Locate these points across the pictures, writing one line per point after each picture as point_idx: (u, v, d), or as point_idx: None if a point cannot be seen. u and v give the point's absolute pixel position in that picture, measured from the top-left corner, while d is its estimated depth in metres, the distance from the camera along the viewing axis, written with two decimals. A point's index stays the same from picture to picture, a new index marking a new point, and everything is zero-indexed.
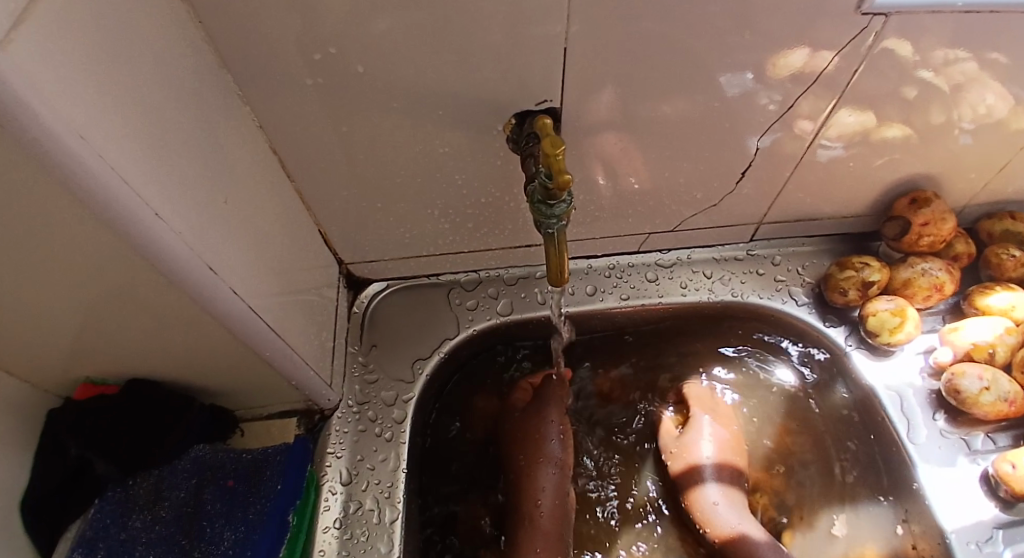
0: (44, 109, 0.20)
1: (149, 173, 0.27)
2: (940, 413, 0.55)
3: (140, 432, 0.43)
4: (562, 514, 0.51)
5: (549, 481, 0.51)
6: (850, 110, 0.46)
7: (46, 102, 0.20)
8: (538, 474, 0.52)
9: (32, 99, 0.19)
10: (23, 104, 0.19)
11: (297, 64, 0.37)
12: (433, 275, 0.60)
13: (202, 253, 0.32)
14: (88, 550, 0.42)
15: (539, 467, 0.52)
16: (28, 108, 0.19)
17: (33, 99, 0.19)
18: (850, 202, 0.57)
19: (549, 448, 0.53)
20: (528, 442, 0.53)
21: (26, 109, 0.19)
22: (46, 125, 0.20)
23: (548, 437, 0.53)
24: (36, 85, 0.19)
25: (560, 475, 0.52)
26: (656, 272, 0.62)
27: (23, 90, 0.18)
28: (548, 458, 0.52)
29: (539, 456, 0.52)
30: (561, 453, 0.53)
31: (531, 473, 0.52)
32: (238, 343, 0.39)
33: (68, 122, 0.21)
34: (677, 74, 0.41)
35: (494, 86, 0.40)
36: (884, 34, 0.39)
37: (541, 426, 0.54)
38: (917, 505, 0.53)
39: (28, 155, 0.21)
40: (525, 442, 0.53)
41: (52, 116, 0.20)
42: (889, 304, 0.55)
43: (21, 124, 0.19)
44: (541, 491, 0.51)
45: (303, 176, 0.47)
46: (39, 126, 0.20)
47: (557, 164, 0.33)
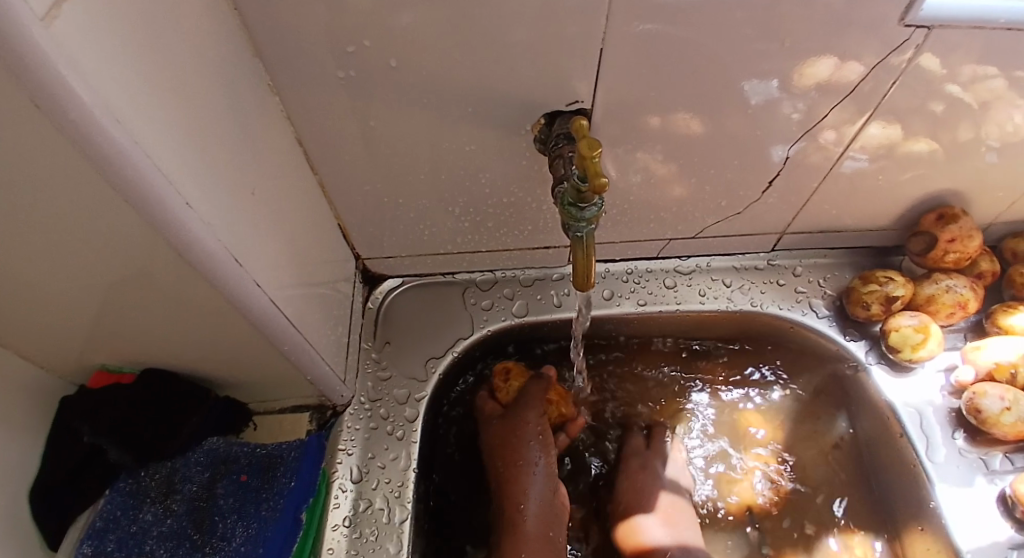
0: (84, 90, 0.19)
1: (182, 160, 0.27)
2: (959, 432, 0.54)
3: (154, 422, 0.43)
4: (550, 518, 0.51)
5: (534, 487, 0.52)
6: (881, 123, 0.45)
7: (86, 83, 0.19)
8: (524, 479, 0.52)
9: (74, 80, 0.18)
10: (66, 88, 0.18)
11: (326, 56, 0.36)
12: (449, 273, 0.60)
13: (228, 243, 0.32)
14: (98, 541, 0.42)
15: (523, 472, 0.52)
16: (73, 93, 0.19)
17: (76, 82, 0.19)
18: (875, 215, 0.56)
19: (529, 453, 0.53)
20: (507, 446, 0.53)
21: (70, 92, 0.19)
22: (86, 110, 0.20)
23: (527, 440, 0.53)
24: (78, 68, 0.19)
25: (547, 480, 0.53)
26: (674, 278, 0.61)
27: (66, 69, 0.18)
28: (529, 463, 0.53)
29: (521, 461, 0.53)
30: (546, 458, 0.53)
31: (516, 477, 0.52)
32: (257, 336, 0.38)
33: (104, 104, 0.21)
34: (709, 80, 0.40)
35: (525, 84, 0.39)
36: (922, 47, 0.38)
37: (518, 429, 0.54)
38: (934, 524, 0.52)
39: (66, 141, 0.21)
40: (506, 445, 0.53)
41: (91, 97, 0.20)
42: (911, 320, 0.54)
43: (63, 108, 0.19)
44: (528, 494, 0.52)
45: (325, 169, 0.47)
46: (79, 112, 0.20)
47: (592, 167, 0.32)
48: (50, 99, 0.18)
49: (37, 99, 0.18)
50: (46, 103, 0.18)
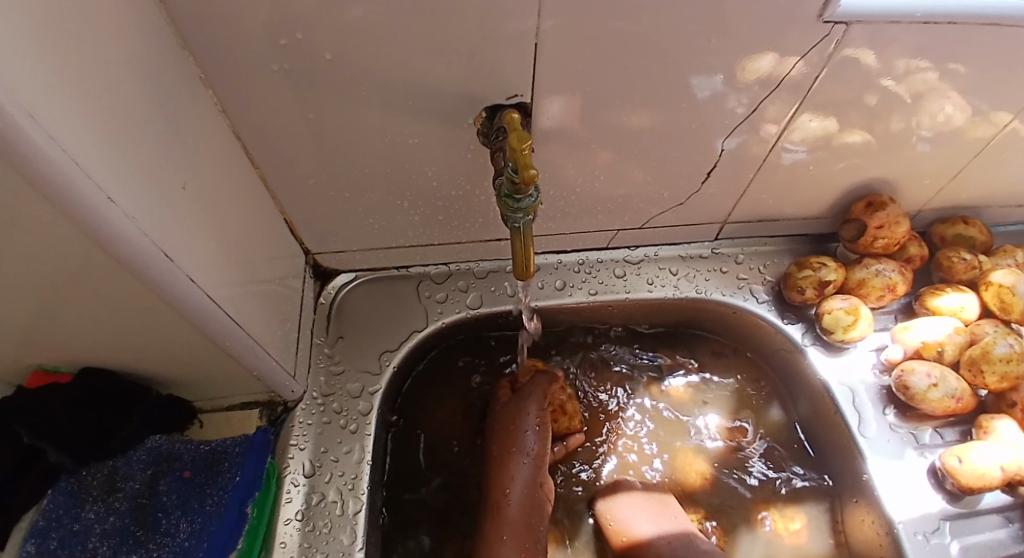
0: None
1: (103, 156, 0.27)
2: (890, 408, 0.57)
3: (96, 420, 0.42)
4: (532, 505, 0.51)
5: (521, 474, 0.52)
6: (811, 115, 0.47)
7: None
8: (514, 466, 0.52)
9: None
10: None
11: (265, 49, 0.36)
12: (402, 267, 0.60)
13: (157, 239, 0.32)
14: (40, 540, 0.42)
15: (513, 459, 0.52)
16: None
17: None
18: (811, 204, 0.59)
19: (524, 440, 0.53)
20: (504, 433, 0.53)
21: None
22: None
23: (524, 428, 0.53)
24: None
25: (535, 469, 0.52)
26: (624, 268, 0.63)
27: None
28: (524, 452, 0.53)
29: (514, 448, 0.52)
30: (537, 447, 0.53)
31: (507, 464, 0.52)
32: (196, 332, 0.38)
33: (18, 102, 0.20)
34: (646, 75, 0.41)
35: (464, 77, 0.40)
36: (844, 43, 0.40)
37: (518, 417, 0.54)
38: (868, 496, 0.55)
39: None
40: (503, 433, 0.54)
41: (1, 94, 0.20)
42: (844, 303, 0.57)
43: None
44: (517, 481, 0.51)
45: (268, 163, 0.46)
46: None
47: (523, 159, 0.33)
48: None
49: None
50: None
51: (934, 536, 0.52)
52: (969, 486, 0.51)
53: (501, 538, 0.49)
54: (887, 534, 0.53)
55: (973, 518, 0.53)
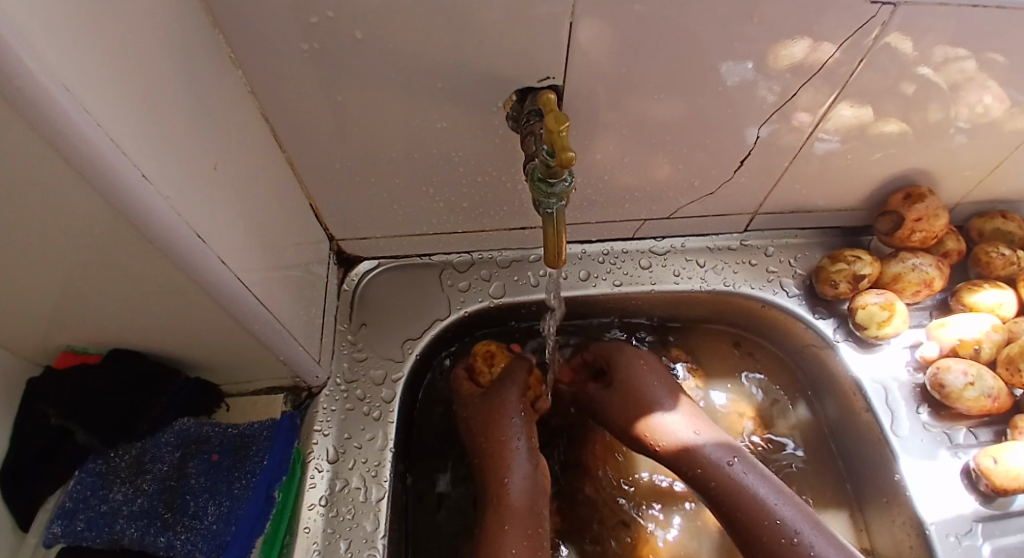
0: (28, 57, 0.19)
1: (137, 134, 0.27)
2: (923, 406, 0.56)
3: (122, 403, 0.42)
4: (533, 492, 0.50)
5: (514, 463, 0.51)
6: (849, 104, 0.45)
7: (29, 49, 0.19)
8: (508, 453, 0.51)
9: (16, 46, 0.18)
10: (10, 53, 0.18)
11: (293, 29, 0.36)
12: (425, 255, 0.60)
13: (190, 220, 0.31)
14: (68, 521, 0.42)
15: (507, 448, 0.51)
16: (17, 60, 0.18)
17: (22, 48, 0.18)
18: (845, 195, 0.57)
19: (511, 429, 0.52)
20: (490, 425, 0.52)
21: (14, 59, 0.18)
22: (33, 77, 0.19)
23: (508, 417, 0.53)
24: (22, 33, 0.18)
25: (529, 456, 0.52)
26: (650, 259, 0.62)
27: (9, 36, 0.18)
28: (516, 441, 0.52)
29: (502, 438, 0.52)
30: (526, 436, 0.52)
31: (501, 452, 0.51)
32: (224, 316, 0.38)
33: (52, 74, 0.20)
34: (678, 60, 0.40)
35: (495, 59, 0.39)
36: (890, 27, 0.38)
37: (501, 407, 0.53)
38: (898, 496, 0.54)
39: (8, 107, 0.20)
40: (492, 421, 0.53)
41: (35, 65, 0.19)
42: (878, 298, 0.55)
43: (5, 75, 0.19)
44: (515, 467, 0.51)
45: (295, 147, 0.46)
46: (24, 80, 0.19)
47: (560, 141, 0.32)
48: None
49: None
50: None
51: (965, 538, 0.51)
52: (1003, 487, 0.50)
53: (508, 522, 0.48)
54: (918, 534, 0.52)
55: (1007, 519, 0.51)
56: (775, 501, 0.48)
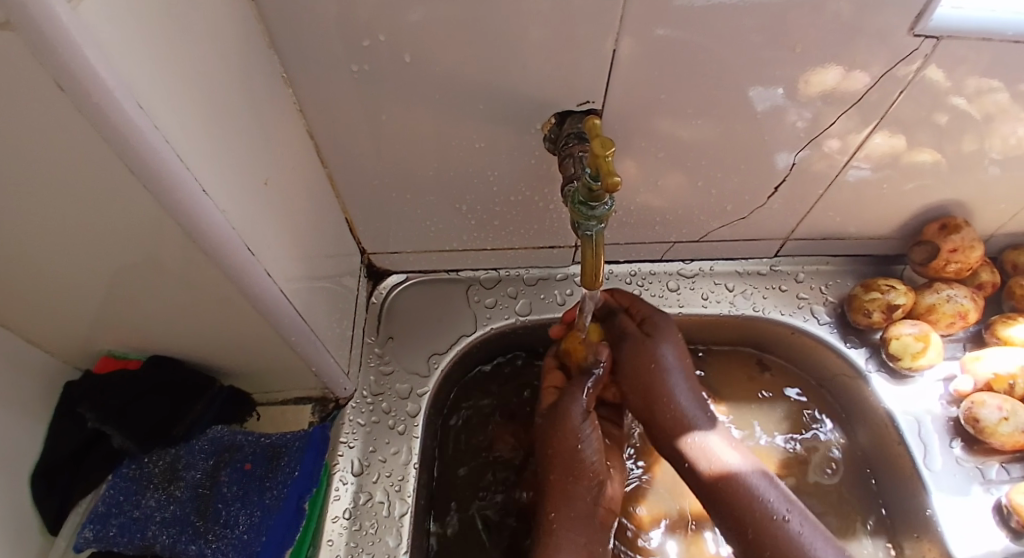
0: (109, 75, 0.20)
1: (201, 149, 0.27)
2: (957, 440, 0.54)
3: (158, 408, 0.43)
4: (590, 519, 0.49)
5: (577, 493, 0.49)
6: (883, 133, 0.45)
7: (110, 67, 0.20)
8: (576, 488, 0.49)
9: (99, 63, 0.19)
10: (91, 72, 0.19)
11: (343, 49, 0.36)
12: (453, 271, 0.60)
13: (242, 233, 0.32)
14: (100, 526, 0.42)
15: (571, 475, 0.49)
16: (97, 77, 0.19)
17: (102, 66, 0.19)
18: (878, 224, 0.57)
19: (581, 458, 0.49)
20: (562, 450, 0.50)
21: (95, 75, 0.19)
22: (111, 94, 0.20)
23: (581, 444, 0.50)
24: (104, 52, 0.19)
25: (597, 488, 0.49)
26: (678, 281, 0.62)
27: (92, 54, 0.18)
28: (585, 474, 0.49)
29: (570, 465, 0.49)
30: (596, 466, 0.50)
31: (571, 487, 0.49)
32: (263, 324, 0.39)
33: (130, 91, 0.21)
34: (714, 86, 0.41)
35: (538, 82, 0.39)
36: (930, 58, 0.38)
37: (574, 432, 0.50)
38: (928, 530, 0.52)
39: (84, 121, 0.21)
40: (560, 451, 0.50)
41: (114, 82, 0.20)
42: (912, 328, 0.55)
43: (85, 90, 0.19)
44: (575, 502, 0.49)
45: (336, 162, 0.47)
46: (103, 96, 0.20)
47: (605, 166, 0.32)
48: (72, 82, 0.19)
49: (59, 79, 0.19)
50: (68, 85, 0.19)
51: None
52: None
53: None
54: None
55: None
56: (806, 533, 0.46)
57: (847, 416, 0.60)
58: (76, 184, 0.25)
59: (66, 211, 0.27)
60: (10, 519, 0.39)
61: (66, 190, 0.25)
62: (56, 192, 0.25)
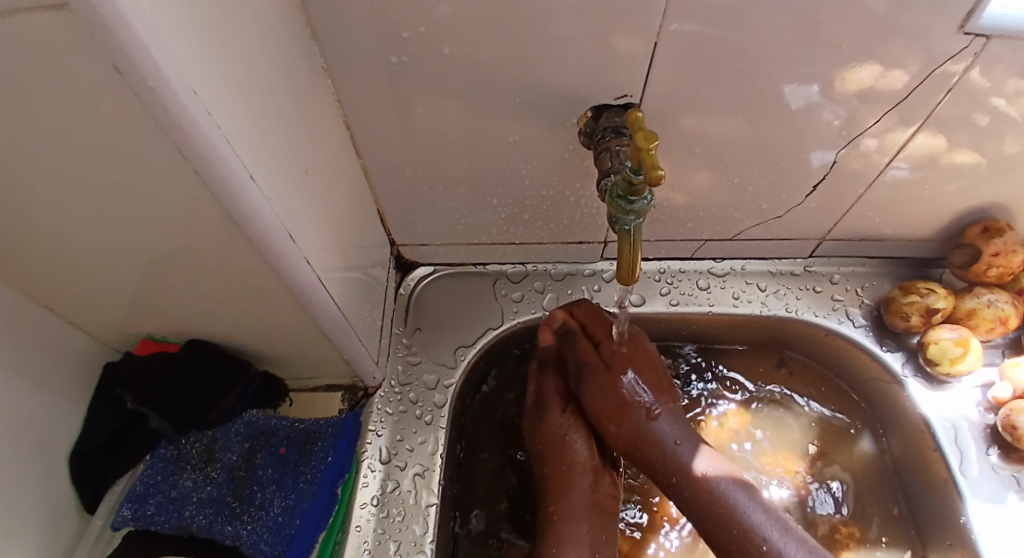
0: (162, 59, 0.20)
1: (247, 135, 0.28)
2: (993, 448, 0.53)
3: (193, 391, 0.44)
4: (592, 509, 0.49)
5: (575, 484, 0.49)
6: (924, 134, 0.44)
7: (164, 51, 0.20)
8: (573, 479, 0.50)
9: (154, 47, 0.19)
10: (147, 57, 0.19)
11: (381, 40, 0.36)
12: (481, 264, 0.60)
13: (285, 220, 0.33)
14: (139, 505, 0.43)
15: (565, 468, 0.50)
16: (153, 62, 0.19)
17: (157, 50, 0.19)
18: (916, 227, 0.55)
19: (573, 451, 0.50)
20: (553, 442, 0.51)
21: (151, 60, 0.19)
22: (166, 79, 0.20)
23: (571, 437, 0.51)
24: (158, 36, 0.19)
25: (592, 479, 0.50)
26: (708, 280, 0.61)
27: (147, 37, 0.19)
28: (580, 465, 0.50)
29: (566, 461, 0.50)
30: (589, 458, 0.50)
31: (568, 480, 0.50)
32: (300, 312, 0.39)
33: (182, 76, 0.21)
34: (752, 82, 0.40)
35: (577, 75, 0.39)
36: (978, 56, 0.37)
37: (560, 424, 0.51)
38: (960, 538, 0.51)
39: (137, 104, 0.21)
40: (551, 445, 0.51)
41: (168, 67, 0.20)
42: (951, 333, 0.53)
43: (142, 75, 0.20)
44: (574, 492, 0.49)
45: (369, 154, 0.47)
46: (156, 79, 0.20)
47: (648, 159, 0.31)
48: (128, 65, 0.19)
49: (118, 65, 0.19)
50: (124, 68, 0.19)
51: None
52: None
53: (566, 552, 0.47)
54: None
55: None
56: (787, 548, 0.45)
57: (881, 422, 0.59)
58: (127, 169, 0.25)
59: (115, 194, 0.27)
60: (49, 496, 0.40)
61: (113, 172, 0.26)
62: (109, 177, 0.26)
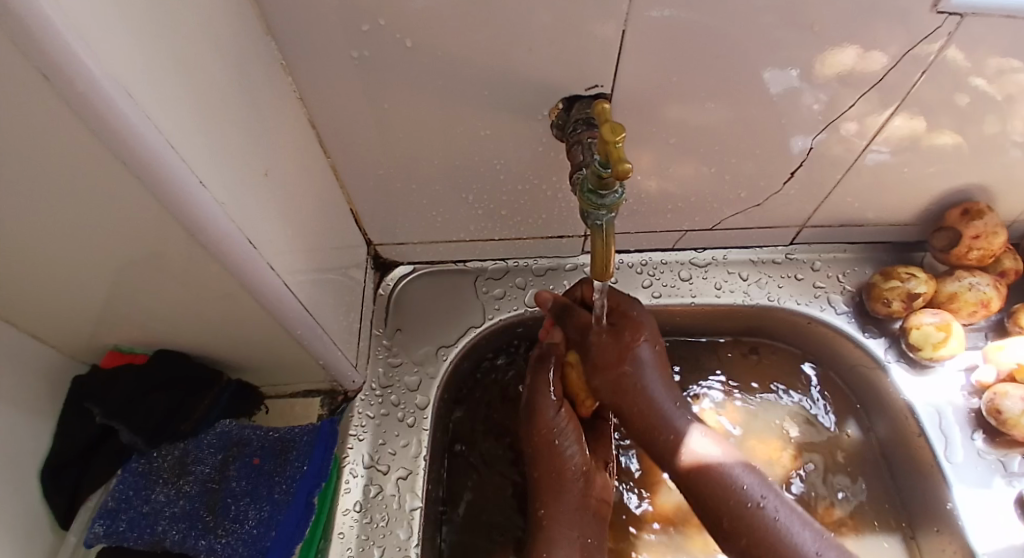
0: (94, 65, 0.19)
1: (196, 140, 0.27)
2: (979, 432, 0.53)
3: (165, 402, 0.43)
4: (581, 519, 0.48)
5: (564, 495, 0.48)
6: (901, 117, 0.44)
7: (95, 56, 0.19)
8: (563, 484, 0.49)
9: (83, 52, 0.18)
10: (76, 63, 0.18)
11: (343, 35, 0.35)
12: (461, 262, 0.59)
13: (243, 226, 0.31)
14: (110, 521, 0.42)
15: (558, 477, 0.49)
16: (83, 66, 0.18)
17: (86, 55, 0.18)
18: (897, 211, 0.55)
19: (565, 458, 0.49)
20: (543, 450, 0.50)
21: (80, 65, 0.18)
22: (98, 84, 0.19)
23: (563, 444, 0.49)
24: (88, 40, 0.18)
25: (584, 483, 0.49)
26: (690, 271, 0.61)
27: (75, 42, 0.18)
28: (570, 471, 0.49)
29: (557, 469, 0.49)
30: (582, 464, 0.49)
31: (559, 486, 0.49)
32: (269, 318, 0.38)
33: (117, 81, 0.20)
34: (723, 69, 0.39)
35: (545, 66, 0.38)
36: (954, 36, 0.36)
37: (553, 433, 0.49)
38: (948, 524, 0.51)
39: (70, 111, 0.20)
40: (543, 450, 0.50)
41: (100, 72, 0.19)
42: (934, 317, 0.53)
43: (71, 82, 0.19)
44: (564, 499, 0.48)
45: (340, 152, 0.46)
46: (88, 85, 0.19)
47: (615, 152, 0.30)
48: (56, 72, 0.18)
49: (43, 71, 0.18)
50: (52, 75, 0.18)
51: None
52: None
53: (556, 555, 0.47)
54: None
55: None
56: (791, 525, 0.45)
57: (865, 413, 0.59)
58: (67, 178, 0.24)
59: (57, 205, 0.26)
60: (19, 514, 0.39)
61: (50, 183, 0.24)
62: (48, 188, 0.25)
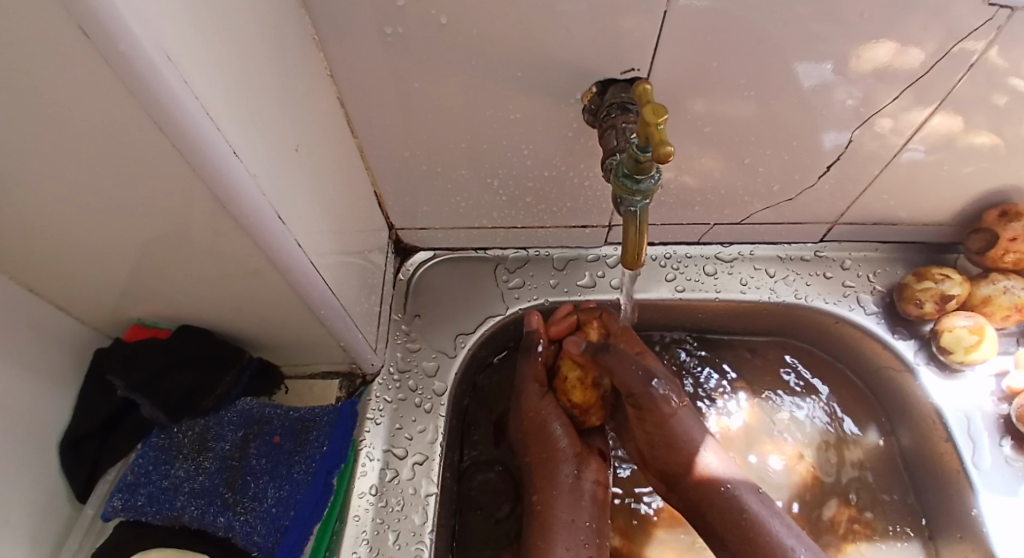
0: (135, 23, 0.18)
1: (230, 110, 0.26)
2: (1007, 439, 0.52)
3: (184, 378, 0.43)
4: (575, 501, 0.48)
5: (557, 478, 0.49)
6: (941, 115, 0.42)
7: (137, 15, 0.18)
8: (555, 467, 0.49)
9: (125, 9, 0.17)
10: (118, 18, 0.17)
11: (375, 11, 0.35)
12: (482, 249, 0.59)
13: (273, 200, 0.31)
14: (129, 495, 0.42)
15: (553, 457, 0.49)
16: (125, 27, 0.18)
17: (130, 14, 0.18)
18: (931, 211, 0.53)
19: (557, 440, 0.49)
20: (536, 432, 0.50)
21: (122, 22, 0.17)
22: (138, 43, 0.18)
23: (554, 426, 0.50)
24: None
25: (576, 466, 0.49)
26: (715, 266, 0.60)
27: None
28: (562, 453, 0.49)
29: (551, 451, 0.49)
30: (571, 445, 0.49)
31: (552, 468, 0.49)
32: (295, 298, 0.38)
33: (157, 40, 0.19)
34: (760, 60, 0.38)
35: (581, 48, 0.37)
36: (1006, 30, 0.35)
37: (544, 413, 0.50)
38: (972, 531, 0.50)
39: (110, 74, 0.19)
40: (535, 432, 0.50)
41: (141, 31, 0.18)
42: (967, 320, 0.52)
43: (110, 39, 0.18)
44: (556, 481, 0.49)
45: (365, 132, 0.46)
46: (129, 44, 0.18)
47: (657, 135, 0.29)
48: (95, 25, 0.17)
49: (84, 26, 0.17)
50: (93, 32, 0.17)
51: None
52: None
53: (553, 542, 0.46)
54: None
55: None
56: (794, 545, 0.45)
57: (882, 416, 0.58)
58: (103, 146, 0.24)
59: (93, 174, 0.26)
60: (41, 485, 0.40)
61: (88, 150, 0.24)
62: (84, 155, 0.24)
